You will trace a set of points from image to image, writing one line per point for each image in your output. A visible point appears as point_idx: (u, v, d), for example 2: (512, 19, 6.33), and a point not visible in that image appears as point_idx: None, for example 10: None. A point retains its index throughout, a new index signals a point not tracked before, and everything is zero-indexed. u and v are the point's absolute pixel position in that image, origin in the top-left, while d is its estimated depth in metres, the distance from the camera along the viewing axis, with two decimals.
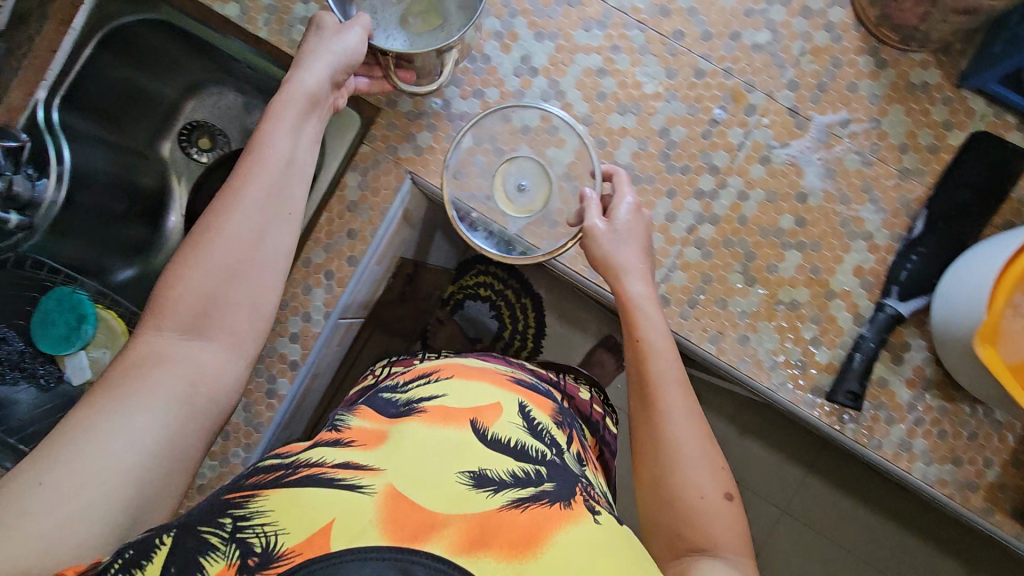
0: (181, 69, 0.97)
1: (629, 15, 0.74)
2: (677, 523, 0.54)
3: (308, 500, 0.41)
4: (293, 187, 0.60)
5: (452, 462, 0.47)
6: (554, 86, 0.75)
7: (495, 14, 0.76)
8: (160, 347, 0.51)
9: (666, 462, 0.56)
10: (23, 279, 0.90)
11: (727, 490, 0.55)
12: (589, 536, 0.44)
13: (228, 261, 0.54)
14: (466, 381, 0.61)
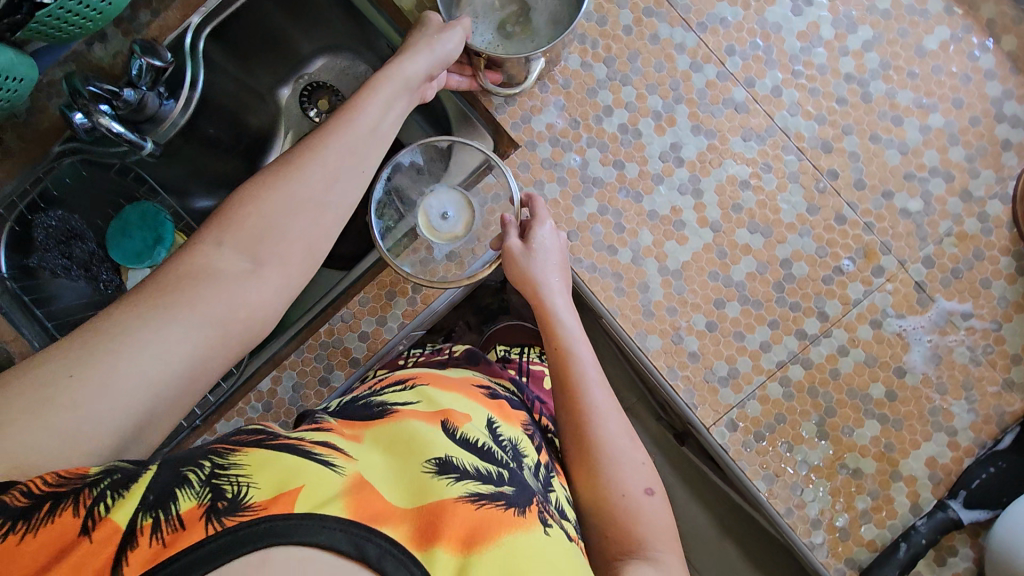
0: (328, 31, 0.96)
1: (791, 139, 0.74)
2: (615, 525, 0.52)
3: (286, 465, 0.36)
4: (373, 152, 0.56)
5: (415, 453, 0.43)
6: (694, 182, 0.75)
7: (660, 94, 0.76)
8: (214, 261, 0.46)
9: (592, 465, 0.55)
10: (118, 186, 0.91)
11: (648, 485, 0.55)
12: (539, 545, 0.41)
13: (301, 197, 0.50)
14: (447, 387, 0.55)
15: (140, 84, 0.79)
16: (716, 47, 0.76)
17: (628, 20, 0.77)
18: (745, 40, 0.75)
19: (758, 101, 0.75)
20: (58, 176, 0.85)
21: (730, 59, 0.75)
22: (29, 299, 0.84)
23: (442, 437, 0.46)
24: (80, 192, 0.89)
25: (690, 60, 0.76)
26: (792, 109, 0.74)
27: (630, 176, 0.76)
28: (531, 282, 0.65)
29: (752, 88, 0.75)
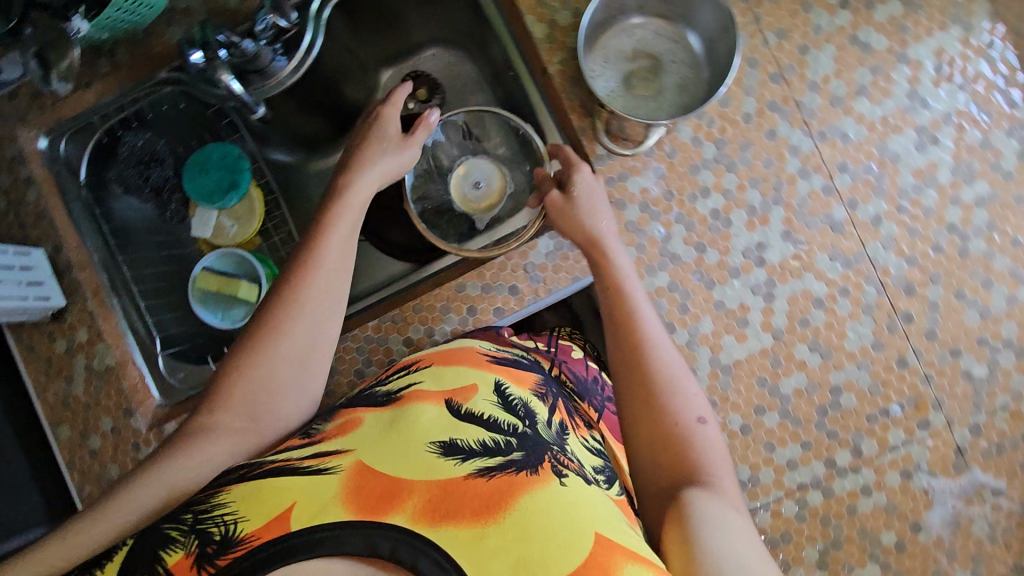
0: (448, 26, 0.98)
1: (876, 271, 0.73)
2: (669, 459, 0.55)
3: (269, 491, 0.45)
4: (340, 288, 0.62)
5: (422, 435, 0.51)
6: (770, 285, 0.75)
7: (762, 190, 0.76)
8: (222, 421, 0.53)
9: (639, 401, 0.58)
10: (208, 121, 0.96)
11: (699, 413, 0.57)
12: (550, 498, 0.47)
13: (290, 351, 0.57)
14: (447, 365, 0.62)
15: (258, 36, 0.81)
16: (830, 160, 0.75)
17: (751, 109, 0.76)
18: (860, 160, 0.74)
19: (856, 225, 0.74)
20: (156, 104, 0.90)
21: (840, 175, 0.75)
22: (98, 209, 0.91)
23: (446, 413, 0.54)
24: (173, 123, 0.94)
25: (800, 165, 0.75)
26: (886, 242, 0.74)
27: (709, 261, 0.76)
28: (584, 230, 0.70)
29: (853, 210, 0.74)
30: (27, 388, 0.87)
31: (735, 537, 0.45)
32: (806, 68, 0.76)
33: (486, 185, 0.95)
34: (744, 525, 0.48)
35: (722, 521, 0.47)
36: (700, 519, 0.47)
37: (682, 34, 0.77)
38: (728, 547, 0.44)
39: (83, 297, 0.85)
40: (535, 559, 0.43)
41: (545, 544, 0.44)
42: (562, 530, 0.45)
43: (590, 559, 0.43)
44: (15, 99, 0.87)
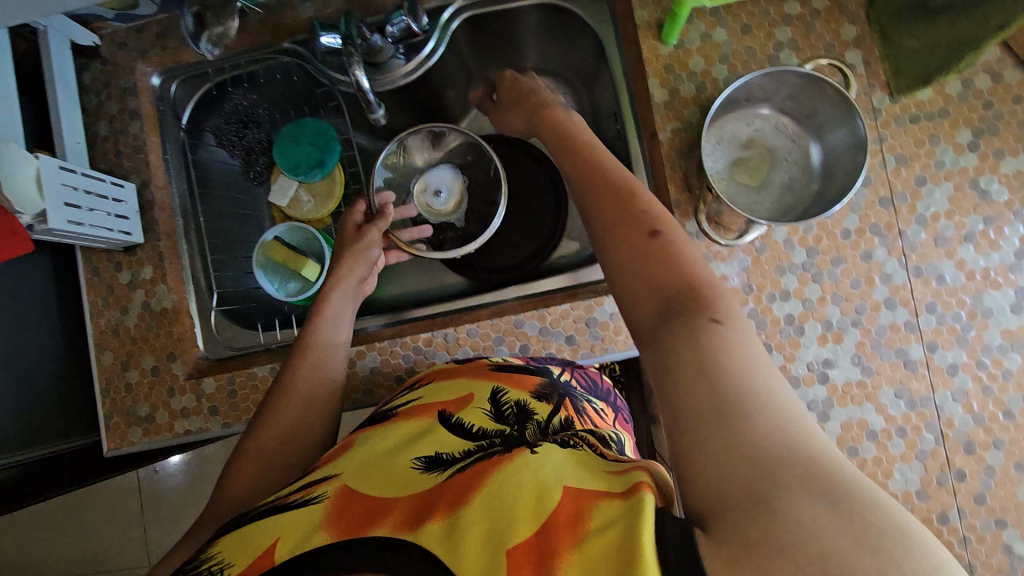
0: (564, 61, 0.98)
1: (939, 419, 0.72)
2: (658, 287, 0.49)
3: (258, 531, 0.50)
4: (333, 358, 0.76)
5: (405, 456, 0.59)
6: (828, 404, 0.74)
7: (842, 309, 0.74)
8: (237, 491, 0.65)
9: (614, 233, 0.53)
10: (312, 96, 0.97)
11: (653, 227, 0.52)
12: (516, 473, 0.49)
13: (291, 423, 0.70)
14: (443, 382, 0.72)
15: (389, 35, 0.83)
16: (920, 297, 0.73)
17: (852, 226, 0.75)
18: (951, 305, 0.73)
19: (930, 368, 0.72)
20: (271, 71, 0.92)
21: (926, 315, 0.73)
22: (190, 156, 0.93)
23: (437, 429, 0.63)
24: (279, 91, 0.96)
25: (888, 294, 0.74)
26: (957, 393, 0.72)
27: (772, 364, 0.75)
28: (557, 120, 0.70)
29: (931, 353, 0.73)
30: (83, 308, 0.89)
31: (741, 359, 0.41)
32: (918, 200, 0.75)
33: (445, 186, 0.98)
34: (744, 336, 0.43)
35: (721, 341, 0.43)
36: (700, 339, 0.43)
37: (804, 140, 0.77)
38: (737, 370, 0.41)
39: (157, 238, 0.87)
40: (503, 531, 0.44)
41: (514, 515, 0.45)
42: (526, 502, 0.46)
43: (555, 516, 0.43)
44: (143, 35, 0.90)
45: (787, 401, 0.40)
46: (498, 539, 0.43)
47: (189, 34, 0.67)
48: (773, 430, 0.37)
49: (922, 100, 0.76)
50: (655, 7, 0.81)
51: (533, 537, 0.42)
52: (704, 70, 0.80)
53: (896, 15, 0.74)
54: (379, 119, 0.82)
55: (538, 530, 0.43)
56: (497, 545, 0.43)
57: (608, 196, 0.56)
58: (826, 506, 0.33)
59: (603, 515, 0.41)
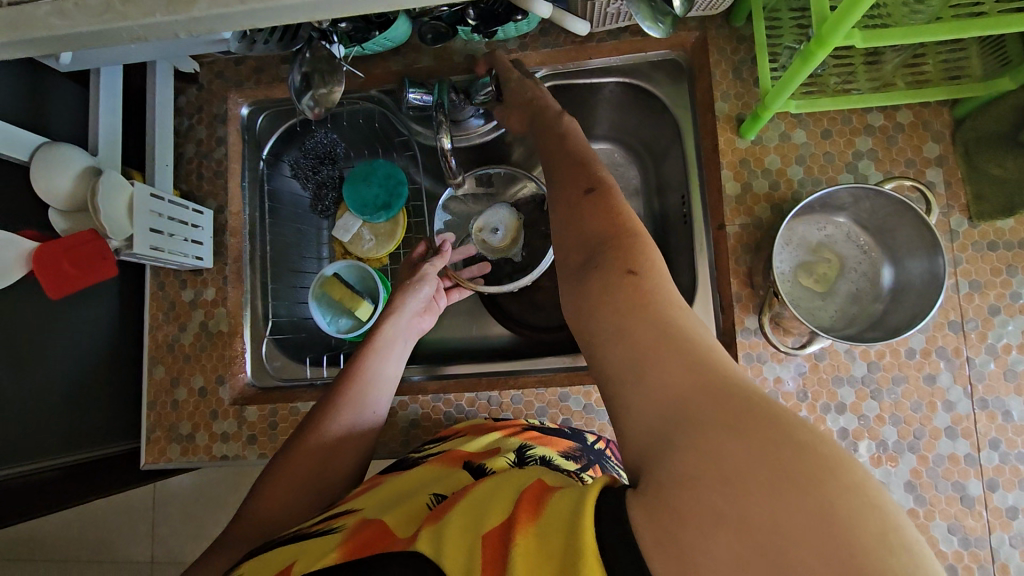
0: (635, 134, 0.99)
1: (994, 563, 0.69)
2: (586, 238, 0.49)
3: (280, 556, 0.52)
4: (385, 374, 0.75)
5: (424, 494, 0.57)
6: None
7: (900, 431, 0.72)
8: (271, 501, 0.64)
9: (557, 194, 0.55)
10: (389, 140, 1.00)
11: (589, 187, 0.53)
12: (496, 478, 0.47)
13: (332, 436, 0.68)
14: (477, 433, 0.71)
15: (477, 100, 0.84)
16: (983, 431, 0.71)
17: (917, 345, 0.73)
18: (1015, 444, 0.70)
19: (988, 507, 0.70)
20: (354, 114, 0.96)
21: (988, 450, 0.71)
22: (267, 185, 0.97)
23: (458, 471, 0.61)
24: (359, 133, 0.99)
25: (949, 423, 0.72)
26: (1015, 538, 0.69)
27: None
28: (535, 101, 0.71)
29: (990, 491, 0.70)
30: (143, 319, 0.92)
31: (662, 309, 0.41)
32: (990, 329, 0.72)
33: (502, 224, 0.98)
34: (662, 281, 0.43)
35: (637, 286, 0.42)
36: (622, 290, 0.43)
37: (877, 256, 0.77)
38: (654, 312, 0.40)
39: (224, 262, 0.90)
40: (478, 519, 0.41)
41: (489, 505, 0.42)
42: (501, 497, 0.43)
43: (518, 501, 0.40)
44: (240, 68, 0.95)
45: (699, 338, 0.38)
46: (473, 526, 0.41)
47: (295, 89, 0.71)
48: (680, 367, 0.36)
49: (1003, 228, 0.74)
50: (736, 102, 0.82)
51: (500, 522, 0.39)
52: (779, 168, 0.80)
53: (986, 141, 0.73)
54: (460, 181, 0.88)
55: (505, 515, 0.40)
56: (473, 532, 0.40)
57: (559, 162, 0.59)
58: (734, 432, 0.31)
59: (564, 497, 0.38)
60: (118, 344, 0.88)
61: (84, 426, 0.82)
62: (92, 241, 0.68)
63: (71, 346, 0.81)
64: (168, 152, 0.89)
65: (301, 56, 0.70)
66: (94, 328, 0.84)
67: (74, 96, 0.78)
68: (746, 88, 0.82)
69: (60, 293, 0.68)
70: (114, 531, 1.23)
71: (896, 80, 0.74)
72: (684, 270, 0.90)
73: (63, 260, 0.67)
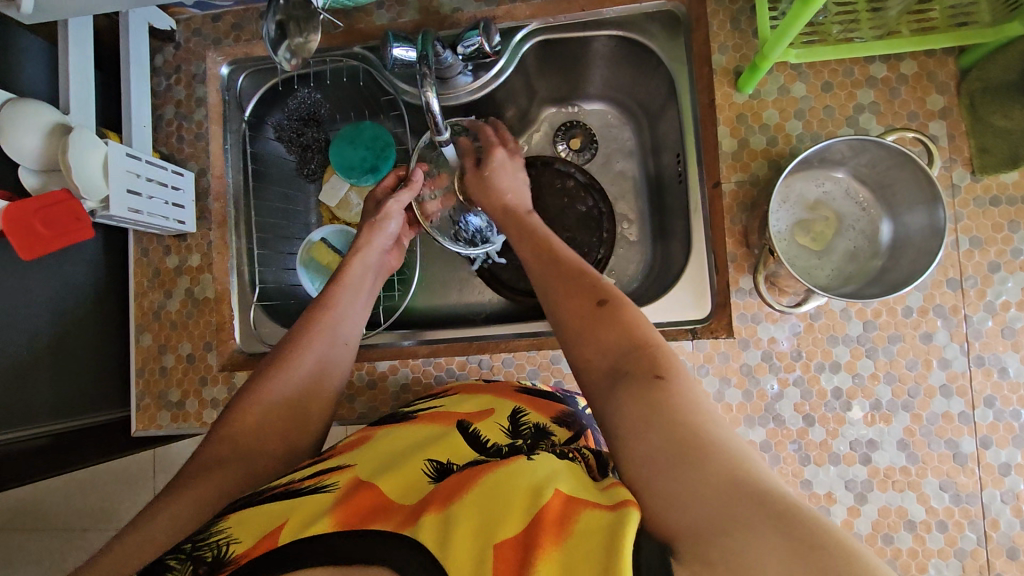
0: (629, 92, 0.96)
1: (984, 519, 0.69)
2: (605, 355, 0.53)
3: (265, 513, 0.48)
4: (353, 321, 0.74)
5: (418, 459, 0.55)
6: (867, 486, 0.71)
7: (894, 389, 0.72)
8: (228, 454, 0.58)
9: (566, 305, 0.59)
10: (375, 101, 0.96)
11: (602, 298, 0.58)
12: (512, 473, 0.47)
13: (300, 384, 0.66)
14: (464, 395, 0.69)
15: (460, 53, 0.82)
16: (978, 388, 0.70)
17: (914, 304, 0.72)
18: (1010, 401, 0.70)
19: (980, 464, 0.69)
20: (338, 73, 0.91)
21: (983, 408, 0.70)
22: (249, 148, 0.92)
23: (452, 435, 0.59)
24: (344, 93, 0.94)
25: (944, 380, 0.71)
26: (1006, 494, 0.69)
27: (812, 437, 0.72)
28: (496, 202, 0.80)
29: (983, 449, 0.69)
30: (128, 287, 0.91)
31: (692, 415, 0.44)
32: (989, 287, 0.71)
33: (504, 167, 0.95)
34: (686, 388, 0.47)
35: (662, 395, 0.46)
36: (643, 399, 0.46)
37: (876, 212, 0.75)
38: (684, 417, 0.43)
39: (208, 227, 0.89)
40: (491, 527, 0.42)
41: (503, 511, 0.43)
42: (517, 504, 0.43)
43: (541, 514, 0.41)
44: (218, 24, 0.91)
45: (719, 434, 0.42)
46: (485, 534, 0.42)
47: (270, 41, 0.67)
48: (720, 468, 0.39)
49: (1007, 182, 0.72)
50: (734, 54, 0.79)
51: (518, 536, 0.41)
52: (777, 123, 0.77)
53: (994, 90, 0.70)
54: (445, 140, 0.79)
55: (523, 528, 0.41)
56: (484, 540, 0.42)
57: (557, 268, 0.65)
58: (773, 531, 0.34)
59: (589, 523, 0.39)
60: (103, 312, 0.87)
61: (73, 394, 0.81)
62: (65, 201, 0.66)
63: (55, 313, 0.80)
64: (145, 114, 0.86)
65: (274, 2, 0.66)
66: (76, 294, 0.82)
67: (44, 53, 0.75)
68: (744, 39, 0.79)
69: (34, 253, 0.65)
70: (115, 500, 1.14)
71: (902, 28, 0.71)
72: (679, 230, 0.88)
73: (34, 219, 0.64)
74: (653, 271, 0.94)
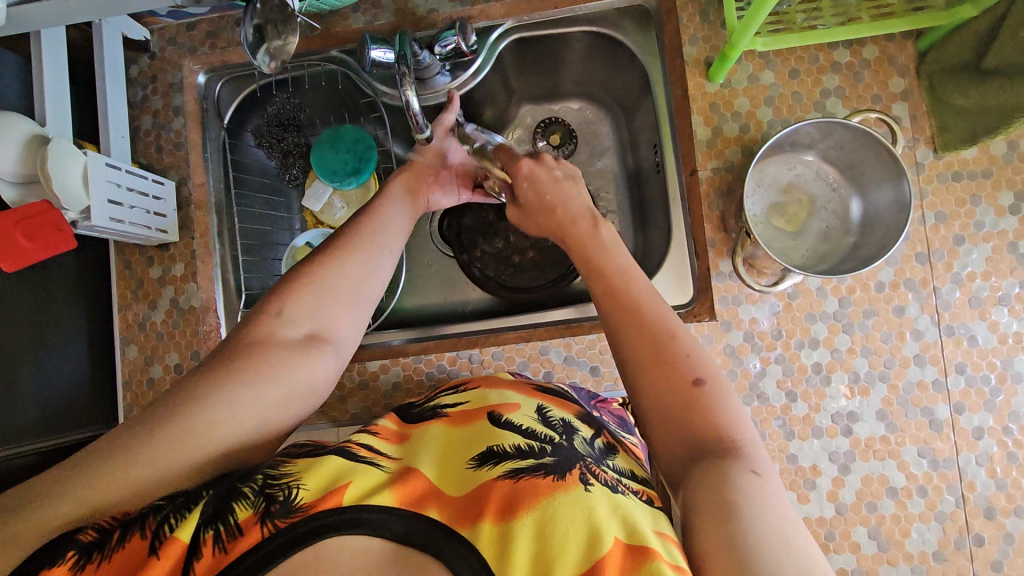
0: (604, 86, 0.97)
1: (961, 482, 0.72)
2: (690, 436, 0.50)
3: (333, 469, 0.49)
4: (393, 236, 0.69)
5: (461, 454, 0.55)
6: (849, 457, 0.73)
7: (871, 361, 0.74)
8: (273, 342, 0.56)
9: (651, 364, 0.53)
10: (353, 104, 0.97)
11: (698, 375, 0.52)
12: (583, 501, 0.48)
13: (342, 289, 0.62)
14: (501, 388, 0.67)
15: (438, 53, 0.83)
16: (950, 356, 0.73)
17: (886, 279, 0.75)
18: (981, 367, 0.73)
19: (955, 429, 0.72)
20: (316, 77, 0.92)
21: (955, 375, 0.73)
22: (230, 155, 0.93)
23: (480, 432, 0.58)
24: (323, 96, 0.95)
25: (918, 351, 0.74)
26: (981, 457, 0.72)
27: (795, 412, 0.75)
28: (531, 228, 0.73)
29: (957, 414, 0.72)
30: (112, 299, 0.90)
31: (781, 524, 0.42)
32: (955, 259, 0.74)
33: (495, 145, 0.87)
34: (776, 490, 0.45)
35: (756, 493, 0.44)
36: (733, 488, 0.44)
37: (846, 192, 0.78)
38: (768, 526, 0.42)
39: (191, 236, 0.89)
40: (547, 558, 0.45)
41: (563, 546, 0.45)
42: (578, 545, 0.45)
43: (602, 563, 0.44)
44: (192, 32, 0.91)
45: (806, 551, 0.41)
46: (543, 566, 0.44)
47: (248, 45, 0.68)
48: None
49: (967, 158, 0.75)
50: (704, 45, 0.81)
51: None
52: (749, 111, 0.80)
53: (951, 70, 0.73)
54: (428, 139, 0.79)
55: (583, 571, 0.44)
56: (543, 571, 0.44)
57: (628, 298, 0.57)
58: None
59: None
60: (87, 325, 0.86)
61: (57, 410, 0.80)
62: (45, 213, 0.66)
63: (39, 328, 0.79)
64: (123, 125, 0.86)
65: (251, 6, 0.67)
66: (59, 308, 0.82)
67: (17, 66, 0.75)
68: (713, 31, 0.81)
69: (16, 266, 0.65)
70: None
71: (862, 14, 0.74)
72: (659, 219, 0.89)
73: (15, 231, 0.64)
74: (635, 261, 0.96)
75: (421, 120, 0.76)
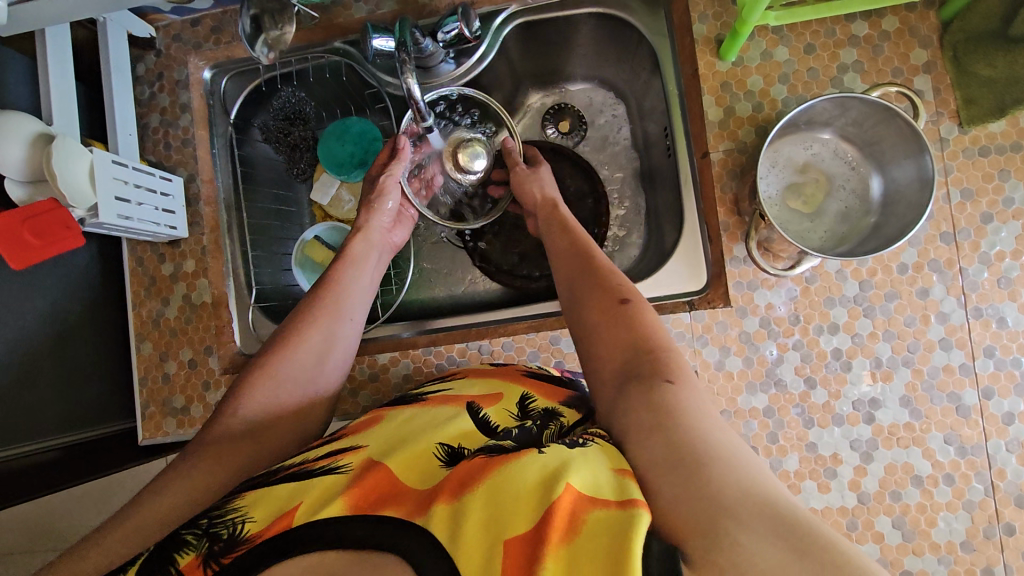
0: (612, 69, 0.95)
1: (990, 470, 0.69)
2: (613, 348, 0.59)
3: (282, 494, 0.48)
4: (358, 301, 0.75)
5: (431, 435, 0.56)
6: (872, 445, 0.71)
7: (894, 346, 0.72)
8: (239, 424, 0.61)
9: (588, 302, 0.64)
10: (360, 95, 0.95)
11: (625, 295, 0.63)
12: (530, 462, 0.46)
13: (303, 368, 0.66)
14: (482, 378, 0.67)
15: (441, 40, 0.81)
16: (978, 339, 0.70)
17: (910, 260, 0.72)
18: (1010, 350, 0.70)
19: (984, 415, 0.69)
20: (320, 69, 0.90)
21: (983, 359, 0.70)
22: (238, 150, 0.92)
23: (460, 421, 0.58)
24: (328, 89, 0.94)
25: (943, 334, 0.71)
26: (1011, 443, 0.69)
27: (815, 400, 0.72)
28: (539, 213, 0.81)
29: (986, 400, 0.70)
30: (126, 296, 0.91)
31: (705, 428, 0.46)
32: (983, 237, 0.71)
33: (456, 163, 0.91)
34: (694, 394, 0.50)
35: (677, 394, 0.50)
36: (657, 395, 0.50)
37: (866, 170, 0.75)
38: (694, 432, 0.45)
39: (200, 232, 0.89)
40: (499, 522, 0.42)
41: (513, 505, 0.43)
42: (528, 500, 0.43)
43: (550, 511, 0.41)
44: (196, 28, 0.90)
45: (736, 453, 0.44)
46: (495, 534, 0.42)
47: (246, 36, 0.68)
48: (734, 478, 0.41)
49: (995, 132, 0.72)
50: (715, 22, 0.79)
51: (526, 533, 0.41)
52: (762, 89, 0.77)
53: (977, 39, 0.70)
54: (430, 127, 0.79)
55: (532, 525, 0.41)
56: (495, 536, 0.41)
57: (581, 275, 0.68)
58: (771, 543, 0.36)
59: (598, 527, 0.39)
60: (102, 323, 0.87)
61: (76, 405, 0.81)
62: (50, 210, 0.66)
63: (55, 326, 0.80)
64: (130, 123, 0.86)
65: None
66: (76, 305, 0.83)
67: (24, 65, 0.75)
68: (724, 7, 0.79)
69: (23, 263, 0.66)
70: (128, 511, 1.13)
71: None
72: (671, 203, 0.87)
73: (22, 229, 0.65)
74: (648, 247, 0.94)
75: (422, 107, 0.75)
